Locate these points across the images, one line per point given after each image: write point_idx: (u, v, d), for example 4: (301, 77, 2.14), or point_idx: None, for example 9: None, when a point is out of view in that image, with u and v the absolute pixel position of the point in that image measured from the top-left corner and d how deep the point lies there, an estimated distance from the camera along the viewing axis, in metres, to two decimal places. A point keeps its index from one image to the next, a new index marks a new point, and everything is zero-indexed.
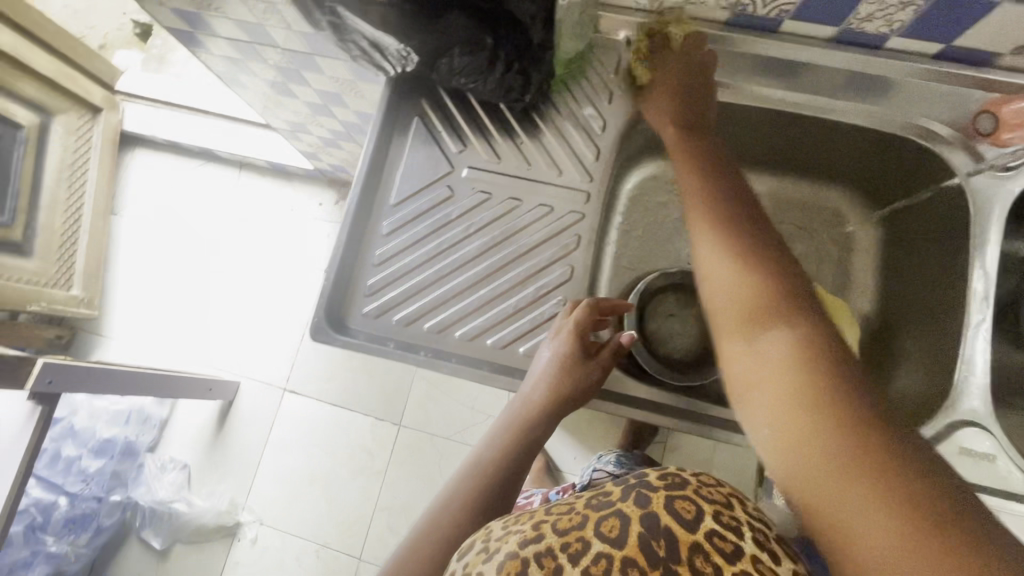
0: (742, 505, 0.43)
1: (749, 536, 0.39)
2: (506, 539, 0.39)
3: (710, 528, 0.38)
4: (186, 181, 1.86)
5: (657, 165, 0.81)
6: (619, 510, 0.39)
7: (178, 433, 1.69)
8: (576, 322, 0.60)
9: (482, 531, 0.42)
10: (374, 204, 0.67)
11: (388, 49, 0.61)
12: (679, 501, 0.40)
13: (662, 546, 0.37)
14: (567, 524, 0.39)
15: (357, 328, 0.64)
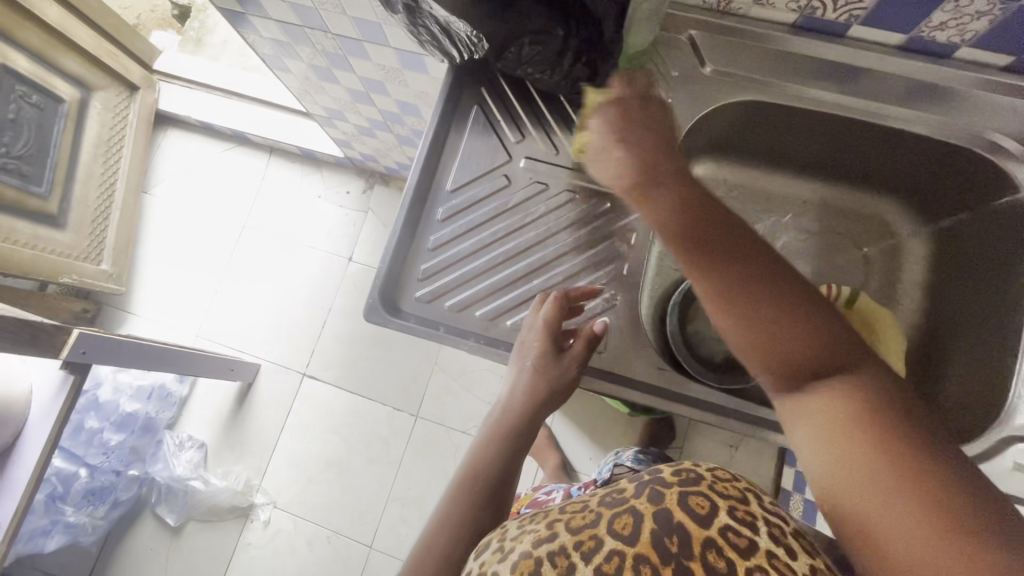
0: (758, 499, 0.41)
1: (762, 531, 0.37)
2: (521, 539, 0.38)
3: (724, 523, 0.37)
4: (214, 164, 1.88)
5: (706, 165, 0.80)
6: (632, 506, 0.38)
7: (197, 412, 1.71)
8: (545, 318, 0.61)
9: (499, 530, 0.42)
10: (431, 190, 0.68)
11: (458, 36, 0.61)
12: (693, 496, 0.38)
13: (676, 543, 0.35)
14: (580, 523, 0.38)
15: (410, 311, 0.65)
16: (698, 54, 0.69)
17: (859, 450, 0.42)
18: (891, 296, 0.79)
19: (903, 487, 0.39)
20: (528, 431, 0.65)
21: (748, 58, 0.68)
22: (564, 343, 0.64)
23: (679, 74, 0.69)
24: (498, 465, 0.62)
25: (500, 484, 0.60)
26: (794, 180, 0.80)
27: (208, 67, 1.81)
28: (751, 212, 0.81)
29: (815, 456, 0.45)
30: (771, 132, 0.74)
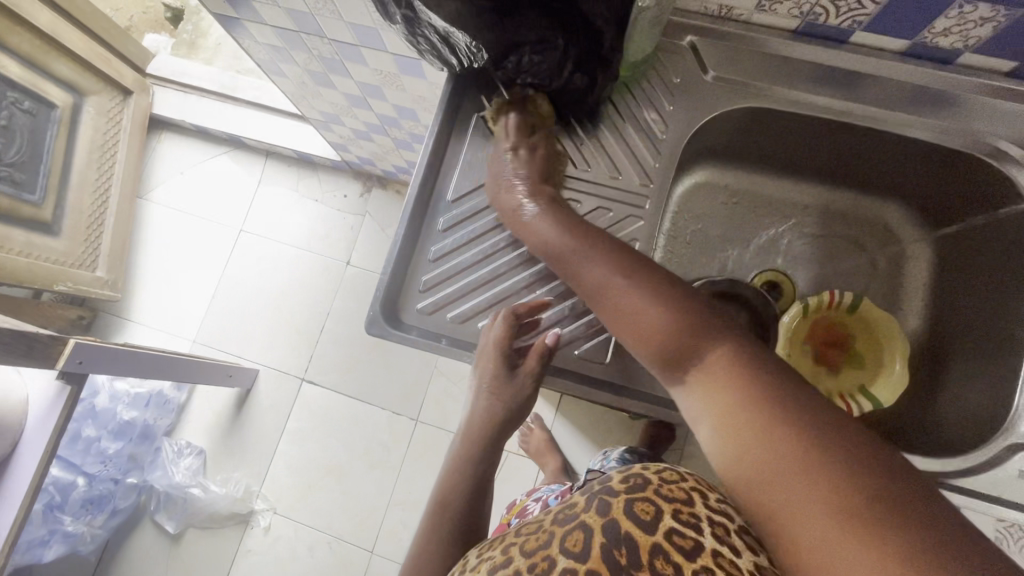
0: (704, 496, 0.44)
1: (705, 530, 0.41)
2: (479, 568, 0.44)
3: (668, 527, 0.41)
4: (209, 169, 1.86)
5: (708, 170, 0.80)
6: (583, 522, 0.42)
7: (195, 417, 1.70)
8: (494, 340, 0.61)
9: (462, 562, 0.47)
10: (432, 200, 0.67)
11: (458, 46, 0.61)
12: (638, 503, 0.42)
13: (624, 554, 0.39)
14: (535, 545, 0.42)
15: (412, 323, 0.64)
16: (699, 59, 0.68)
17: (746, 432, 0.42)
18: (892, 302, 0.79)
19: (804, 470, 0.39)
20: (497, 443, 0.67)
21: (750, 63, 0.68)
22: (518, 359, 0.64)
23: (680, 81, 0.68)
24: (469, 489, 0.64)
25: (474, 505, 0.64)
26: (794, 184, 0.80)
27: (201, 70, 1.79)
28: (752, 218, 0.81)
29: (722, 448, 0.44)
30: (773, 138, 0.74)
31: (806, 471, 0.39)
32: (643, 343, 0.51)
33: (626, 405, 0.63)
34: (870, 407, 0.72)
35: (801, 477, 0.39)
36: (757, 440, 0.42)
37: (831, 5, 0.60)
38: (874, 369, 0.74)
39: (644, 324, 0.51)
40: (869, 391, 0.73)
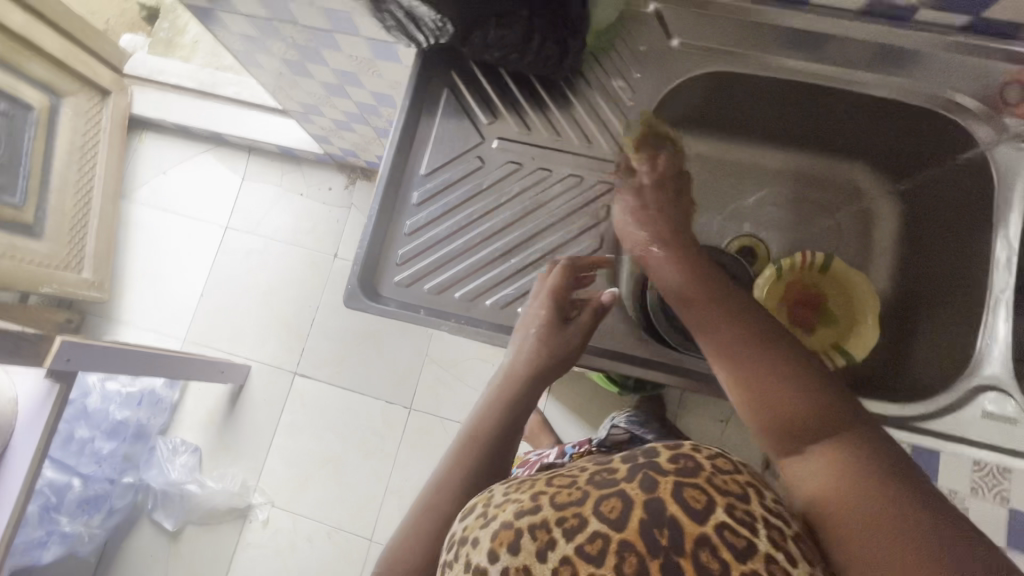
0: (764, 496, 0.40)
1: (763, 533, 0.37)
2: (503, 507, 0.40)
3: (721, 520, 0.36)
4: (192, 168, 1.86)
5: (679, 141, 0.81)
6: (622, 489, 0.38)
7: (189, 415, 1.70)
8: (552, 282, 0.61)
9: (484, 494, 0.44)
10: (405, 175, 0.68)
11: (424, 21, 0.61)
12: (689, 489, 0.37)
13: (666, 536, 0.35)
14: (565, 499, 0.38)
15: (389, 296, 0.65)
16: (664, 26, 0.69)
17: (849, 465, 0.42)
18: (863, 261, 0.80)
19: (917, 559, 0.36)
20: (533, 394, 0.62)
21: (713, 30, 0.69)
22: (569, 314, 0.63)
23: (646, 49, 0.69)
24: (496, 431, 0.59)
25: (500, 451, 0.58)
26: (766, 150, 0.81)
27: (178, 67, 1.78)
28: (726, 185, 0.83)
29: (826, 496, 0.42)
30: (740, 103, 0.75)
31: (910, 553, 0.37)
32: (741, 374, 0.48)
33: (612, 367, 0.64)
34: (845, 363, 0.73)
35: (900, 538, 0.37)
36: (858, 473, 0.42)
37: None
38: (845, 327, 0.76)
39: (750, 359, 0.48)
40: (843, 347, 0.74)
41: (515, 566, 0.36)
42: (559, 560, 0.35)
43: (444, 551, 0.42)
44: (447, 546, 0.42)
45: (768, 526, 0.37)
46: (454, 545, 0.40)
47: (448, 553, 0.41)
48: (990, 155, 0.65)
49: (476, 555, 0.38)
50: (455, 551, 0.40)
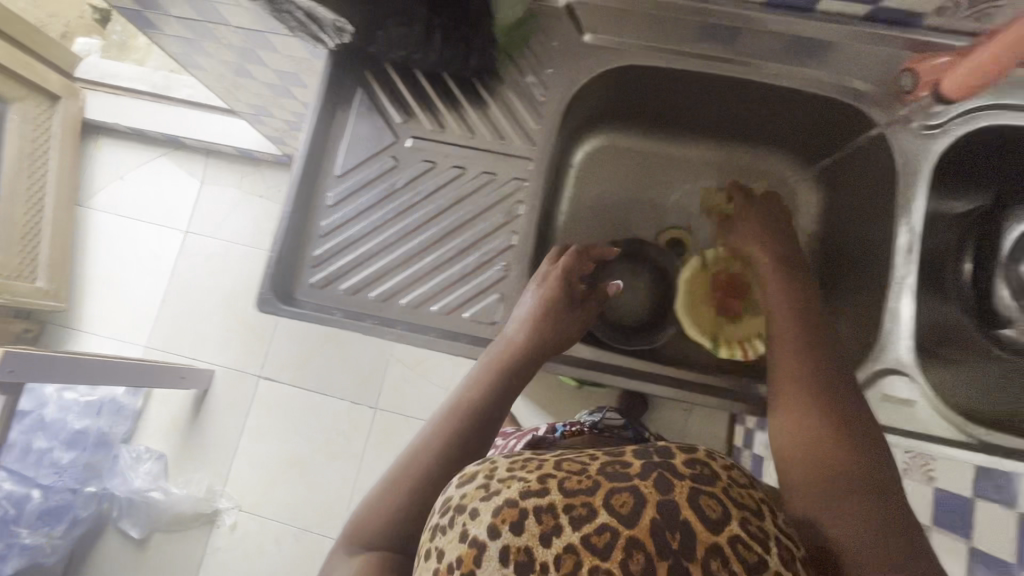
0: (775, 515, 0.39)
1: (774, 551, 0.36)
2: (506, 484, 0.37)
3: (734, 533, 0.35)
4: (151, 173, 1.83)
5: (603, 137, 0.82)
6: (636, 487, 0.35)
7: (153, 423, 1.69)
8: (564, 265, 0.65)
9: (485, 465, 0.41)
10: (319, 175, 0.68)
11: (324, 22, 0.61)
12: (705, 496, 0.36)
13: (678, 540, 0.34)
14: (574, 485, 0.36)
15: (303, 298, 0.65)
16: (576, 21, 0.69)
17: (877, 518, 0.45)
18: None
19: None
20: (528, 371, 0.60)
21: (626, 25, 0.69)
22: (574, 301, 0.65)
23: (559, 45, 0.69)
24: (484, 404, 0.57)
25: (487, 424, 0.57)
26: (690, 141, 0.82)
27: (132, 71, 1.75)
28: (654, 176, 0.84)
29: (833, 519, 0.45)
30: (659, 95, 0.75)
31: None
32: (802, 386, 0.56)
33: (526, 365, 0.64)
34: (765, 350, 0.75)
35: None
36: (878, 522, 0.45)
37: None
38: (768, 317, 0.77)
39: (819, 392, 0.55)
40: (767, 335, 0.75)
41: (516, 545, 0.34)
42: (563, 546, 0.33)
43: (434, 514, 0.40)
44: (439, 510, 0.39)
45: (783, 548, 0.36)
46: (449, 513, 0.38)
47: (440, 519, 0.38)
48: (890, 140, 0.66)
49: (475, 528, 0.35)
50: (450, 518, 0.37)
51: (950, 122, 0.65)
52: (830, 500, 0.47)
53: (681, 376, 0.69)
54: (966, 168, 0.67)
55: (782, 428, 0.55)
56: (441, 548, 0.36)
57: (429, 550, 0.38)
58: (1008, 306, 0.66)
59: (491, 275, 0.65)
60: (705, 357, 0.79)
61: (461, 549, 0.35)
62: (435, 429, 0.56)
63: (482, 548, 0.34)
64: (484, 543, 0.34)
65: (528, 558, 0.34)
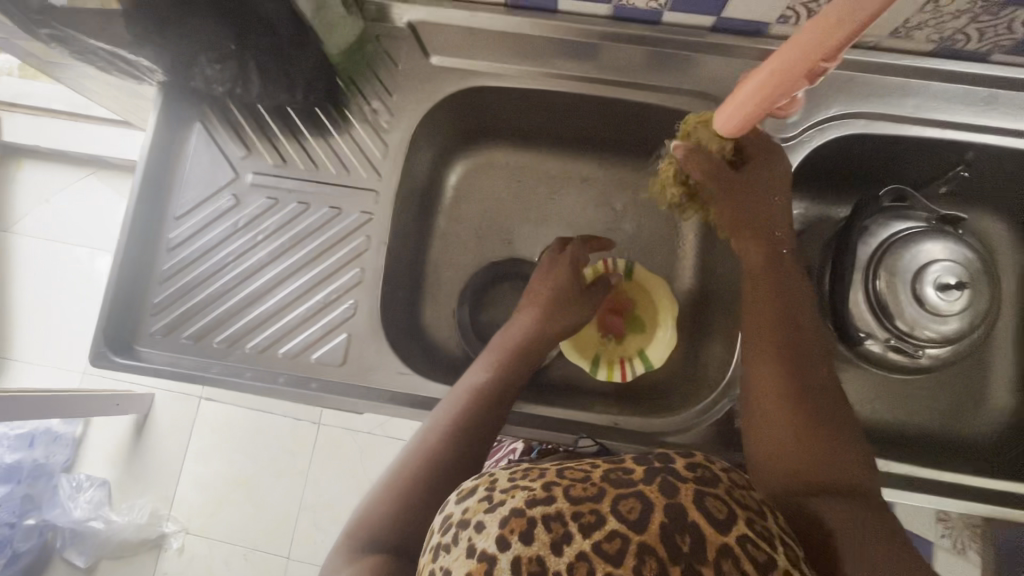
0: (776, 517, 0.39)
1: (781, 548, 0.35)
2: (511, 492, 0.36)
3: (743, 533, 0.34)
4: (77, 196, 1.51)
5: (474, 158, 0.78)
6: (641, 491, 0.35)
7: (95, 448, 1.41)
8: (573, 253, 0.69)
9: (487, 479, 0.40)
10: (158, 217, 0.65)
11: (132, 61, 0.59)
12: (710, 498, 0.35)
13: (688, 543, 0.33)
14: (580, 492, 0.35)
15: (144, 349, 0.62)
16: (420, 42, 0.66)
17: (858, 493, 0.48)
18: (672, 263, 0.79)
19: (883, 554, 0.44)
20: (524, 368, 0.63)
21: (470, 43, 0.66)
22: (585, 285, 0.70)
23: (404, 68, 0.66)
24: (482, 404, 0.59)
25: (488, 423, 0.58)
26: (568, 157, 0.78)
27: None
28: (536, 193, 0.79)
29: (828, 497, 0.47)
30: (521, 112, 0.72)
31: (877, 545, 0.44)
32: (778, 363, 0.54)
33: (377, 410, 0.61)
34: (643, 370, 0.71)
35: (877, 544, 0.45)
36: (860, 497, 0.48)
37: None
38: (648, 333, 0.73)
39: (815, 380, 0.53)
40: (644, 353, 0.72)
41: (528, 555, 0.32)
42: (575, 554, 0.32)
43: (436, 531, 0.38)
44: (441, 528, 0.38)
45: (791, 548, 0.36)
46: (452, 529, 0.36)
47: (443, 536, 0.37)
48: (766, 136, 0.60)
49: (483, 541, 0.34)
50: (454, 534, 0.36)
51: (806, 133, 0.63)
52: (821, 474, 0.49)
53: (549, 419, 0.64)
54: (816, 172, 0.68)
55: (750, 417, 0.54)
56: (446, 566, 0.35)
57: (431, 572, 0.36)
58: (866, 323, 0.63)
59: (334, 318, 0.63)
60: (592, 381, 0.75)
61: (470, 565, 0.33)
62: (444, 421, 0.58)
63: (492, 561, 0.33)
64: (495, 556, 0.33)
65: (541, 569, 0.32)
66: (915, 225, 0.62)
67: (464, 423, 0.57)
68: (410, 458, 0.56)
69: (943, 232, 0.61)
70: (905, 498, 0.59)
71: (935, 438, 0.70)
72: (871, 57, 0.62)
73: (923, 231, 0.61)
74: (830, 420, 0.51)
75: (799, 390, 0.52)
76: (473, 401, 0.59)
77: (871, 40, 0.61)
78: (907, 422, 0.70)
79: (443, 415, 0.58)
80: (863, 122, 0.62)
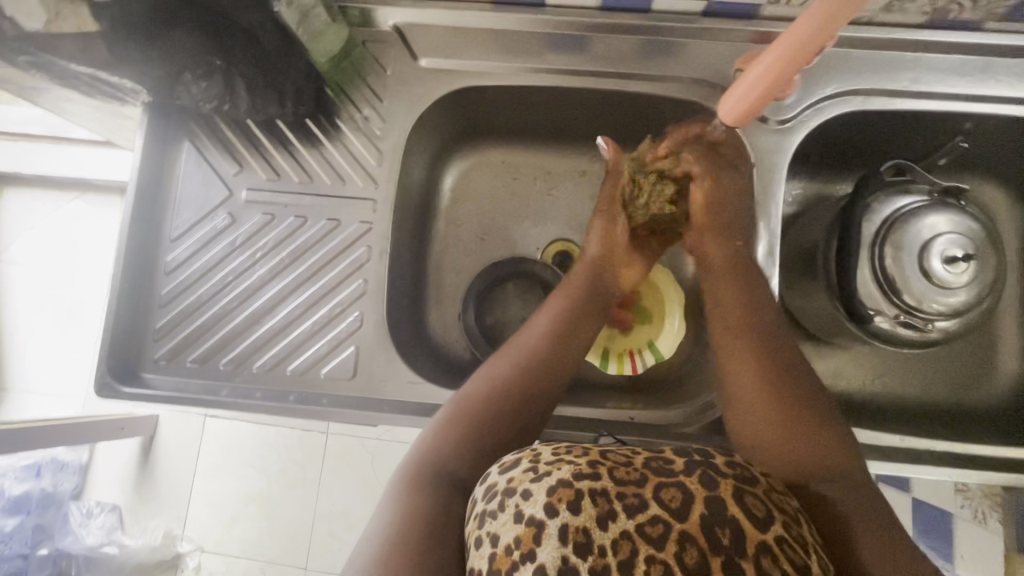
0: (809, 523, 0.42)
1: (813, 555, 0.38)
2: (559, 466, 0.41)
3: (780, 535, 0.37)
4: (61, 218, 1.46)
5: (468, 159, 0.78)
6: (683, 482, 0.39)
7: (104, 473, 1.39)
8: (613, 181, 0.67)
9: (531, 453, 0.45)
10: (155, 236, 0.64)
11: (112, 82, 0.58)
12: (749, 498, 0.39)
13: (728, 535, 0.36)
14: (625, 475, 0.40)
15: (150, 376, 0.62)
16: (406, 44, 0.65)
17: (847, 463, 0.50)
18: (675, 253, 0.79)
19: (872, 517, 0.46)
20: (581, 323, 0.63)
21: (457, 43, 0.64)
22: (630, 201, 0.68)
23: (393, 72, 0.65)
24: (547, 360, 0.59)
25: (550, 382, 0.59)
26: (564, 152, 0.77)
27: None
28: (533, 190, 0.78)
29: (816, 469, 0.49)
30: (513, 109, 0.71)
31: (868, 512, 0.46)
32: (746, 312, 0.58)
33: (391, 422, 0.60)
34: (654, 361, 0.71)
35: (867, 509, 0.46)
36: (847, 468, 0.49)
37: None
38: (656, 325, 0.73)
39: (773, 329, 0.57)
40: (653, 345, 0.72)
41: (575, 524, 0.37)
42: (619, 532, 0.37)
43: (480, 498, 0.44)
44: (485, 496, 0.43)
45: (820, 554, 0.39)
46: (498, 496, 0.41)
47: (489, 504, 0.42)
48: (743, 137, 0.63)
49: (531, 508, 0.39)
50: (499, 502, 0.41)
51: (803, 113, 0.63)
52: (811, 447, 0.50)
53: (565, 418, 0.64)
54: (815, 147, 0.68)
55: (729, 414, 0.55)
56: (494, 530, 0.39)
57: (479, 536, 0.41)
58: (873, 298, 0.62)
59: (339, 332, 0.62)
60: (603, 376, 0.75)
61: (518, 530, 0.38)
62: (501, 376, 0.58)
63: (541, 526, 0.37)
64: (543, 521, 0.37)
65: (586, 539, 0.36)
66: (918, 199, 0.62)
67: (525, 384, 0.58)
68: (462, 402, 0.56)
69: (945, 205, 0.61)
70: (927, 474, 0.59)
71: (947, 411, 0.70)
72: (863, 32, 0.61)
73: (926, 205, 0.61)
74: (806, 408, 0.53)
75: (774, 381, 0.54)
76: (527, 365, 0.59)
77: (865, 16, 0.60)
78: (918, 395, 0.71)
79: (499, 370, 0.59)
80: (860, 99, 0.62)
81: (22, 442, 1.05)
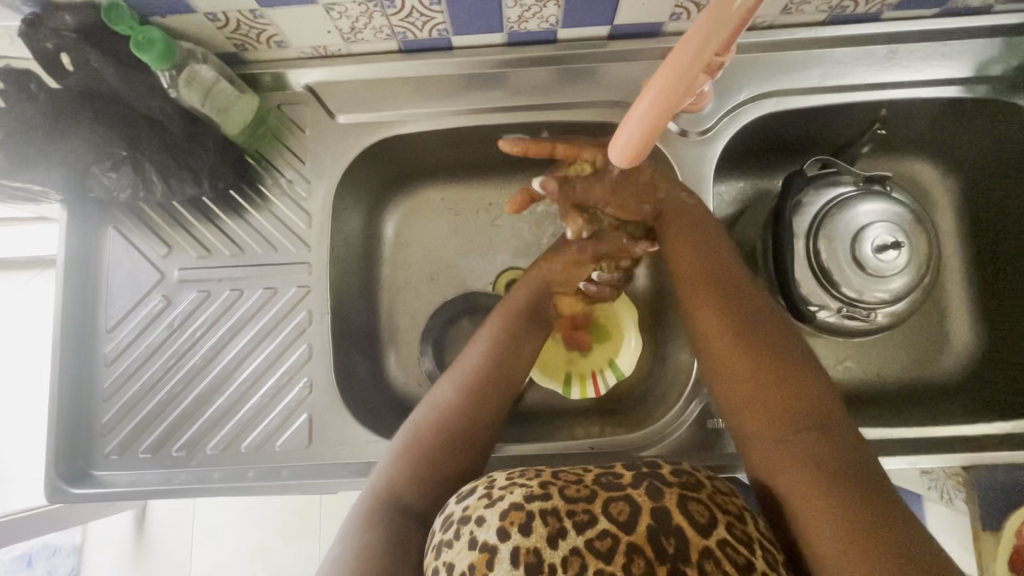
0: (757, 522, 0.41)
1: (758, 553, 0.38)
2: (510, 489, 0.41)
3: (722, 537, 0.37)
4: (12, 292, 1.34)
5: (407, 201, 0.77)
6: (630, 495, 0.39)
7: (99, 552, 1.36)
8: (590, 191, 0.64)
9: (486, 480, 0.44)
10: (90, 327, 0.62)
11: (24, 188, 0.58)
12: (692, 502, 0.39)
13: (672, 543, 0.36)
14: (576, 492, 0.40)
15: (102, 472, 0.60)
16: (322, 102, 0.64)
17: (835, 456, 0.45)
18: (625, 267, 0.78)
19: (849, 516, 0.42)
20: (524, 339, 0.62)
21: (373, 94, 0.64)
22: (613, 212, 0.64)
23: (311, 131, 0.64)
24: (497, 383, 0.58)
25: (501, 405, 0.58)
26: (502, 181, 0.77)
27: None
28: (477, 224, 0.78)
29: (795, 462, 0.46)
30: (443, 150, 0.71)
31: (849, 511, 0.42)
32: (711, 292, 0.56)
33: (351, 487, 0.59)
34: (615, 381, 0.71)
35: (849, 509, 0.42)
36: (832, 460, 0.45)
37: (404, 22, 0.58)
38: (614, 343, 0.72)
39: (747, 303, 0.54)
40: (613, 365, 0.71)
41: (526, 545, 0.36)
42: (569, 549, 0.36)
43: (439, 529, 0.42)
44: (442, 526, 0.42)
45: (767, 551, 0.39)
46: (453, 525, 0.41)
47: (445, 534, 0.41)
48: (665, 151, 0.64)
49: (484, 533, 0.38)
50: (455, 530, 0.40)
51: (720, 121, 0.63)
52: (792, 440, 0.47)
53: (529, 456, 0.63)
54: (739, 150, 0.69)
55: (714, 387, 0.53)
56: (449, 560, 0.38)
57: (436, 566, 0.39)
58: (817, 295, 0.62)
59: (289, 402, 0.61)
60: (568, 402, 0.74)
61: (472, 555, 0.37)
62: (447, 405, 0.57)
63: (493, 551, 0.37)
64: (495, 546, 0.37)
65: (537, 560, 0.36)
66: (846, 190, 0.62)
67: (477, 410, 0.57)
68: (417, 436, 0.55)
69: (872, 193, 0.62)
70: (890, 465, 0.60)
71: (908, 390, 0.71)
72: (768, 35, 0.62)
73: (855, 195, 0.62)
74: (797, 390, 0.49)
75: (757, 357, 0.51)
76: (472, 389, 0.58)
77: (765, 21, 0.61)
78: (883, 376, 0.71)
79: (444, 399, 0.57)
80: (774, 101, 0.63)
81: (32, 529, 1.01)
